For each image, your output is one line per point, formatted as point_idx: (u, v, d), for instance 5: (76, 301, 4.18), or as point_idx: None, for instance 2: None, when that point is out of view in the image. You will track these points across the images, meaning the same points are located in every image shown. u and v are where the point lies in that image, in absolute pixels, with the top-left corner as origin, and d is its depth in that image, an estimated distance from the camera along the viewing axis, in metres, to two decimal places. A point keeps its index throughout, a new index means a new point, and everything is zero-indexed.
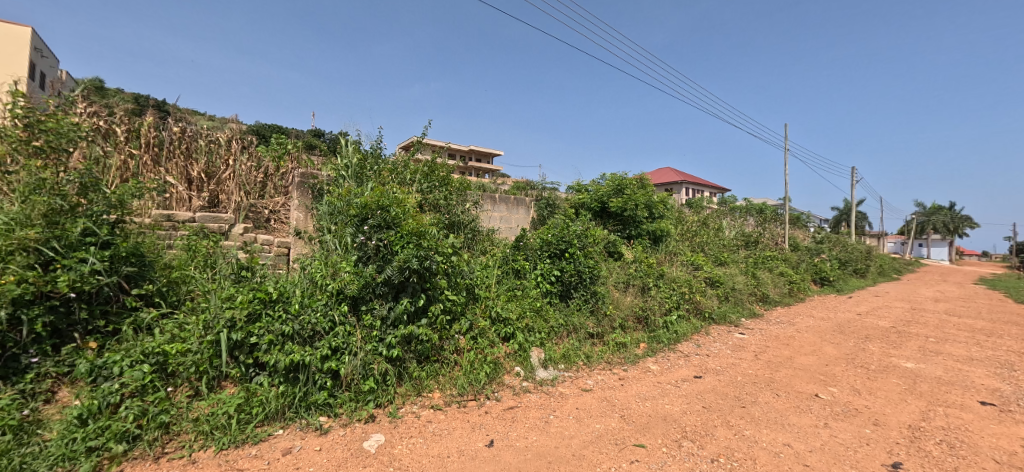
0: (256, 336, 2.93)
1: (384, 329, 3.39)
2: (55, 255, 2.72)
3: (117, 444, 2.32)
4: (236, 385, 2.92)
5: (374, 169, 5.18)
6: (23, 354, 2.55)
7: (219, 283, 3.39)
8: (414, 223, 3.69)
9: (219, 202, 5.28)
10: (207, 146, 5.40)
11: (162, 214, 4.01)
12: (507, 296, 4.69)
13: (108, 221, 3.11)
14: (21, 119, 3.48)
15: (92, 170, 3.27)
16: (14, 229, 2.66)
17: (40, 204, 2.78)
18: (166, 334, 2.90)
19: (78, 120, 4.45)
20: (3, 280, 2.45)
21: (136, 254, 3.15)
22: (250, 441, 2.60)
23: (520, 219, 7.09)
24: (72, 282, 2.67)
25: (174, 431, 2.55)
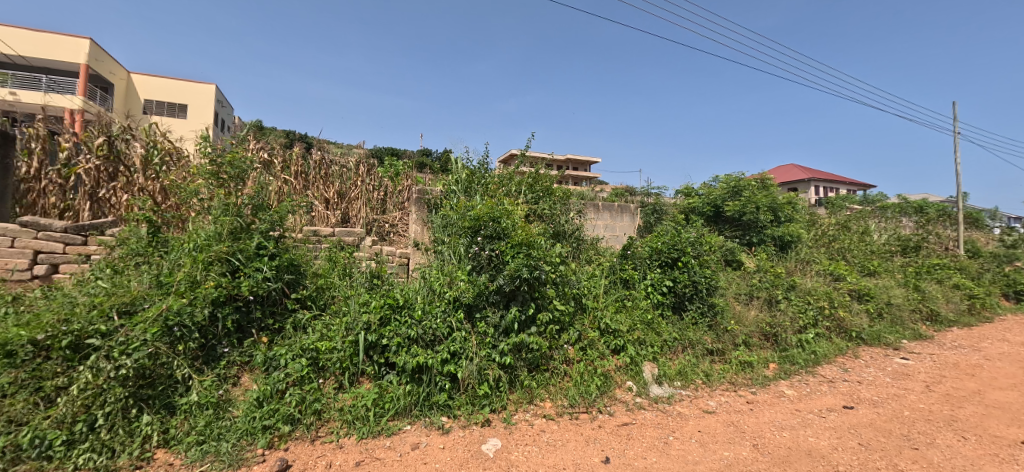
0: (388, 338, 3.26)
1: (496, 336, 3.52)
2: (239, 264, 3.34)
3: (284, 425, 2.73)
4: (370, 381, 3.25)
5: (482, 183, 5.44)
6: (219, 345, 3.11)
7: (357, 289, 3.82)
8: (523, 233, 3.80)
9: (351, 218, 6.02)
10: (341, 170, 6.19)
11: (310, 230, 4.67)
12: (615, 307, 4.54)
13: (273, 236, 3.73)
14: (215, 157, 4.38)
15: (262, 195, 3.96)
16: (212, 244, 3.33)
17: (228, 223, 3.45)
18: (317, 333, 3.33)
19: (250, 156, 5.45)
20: (207, 284, 3.07)
21: (293, 265, 3.73)
22: (384, 433, 2.87)
23: (625, 227, 6.85)
24: (250, 287, 3.25)
25: (324, 418, 2.91)
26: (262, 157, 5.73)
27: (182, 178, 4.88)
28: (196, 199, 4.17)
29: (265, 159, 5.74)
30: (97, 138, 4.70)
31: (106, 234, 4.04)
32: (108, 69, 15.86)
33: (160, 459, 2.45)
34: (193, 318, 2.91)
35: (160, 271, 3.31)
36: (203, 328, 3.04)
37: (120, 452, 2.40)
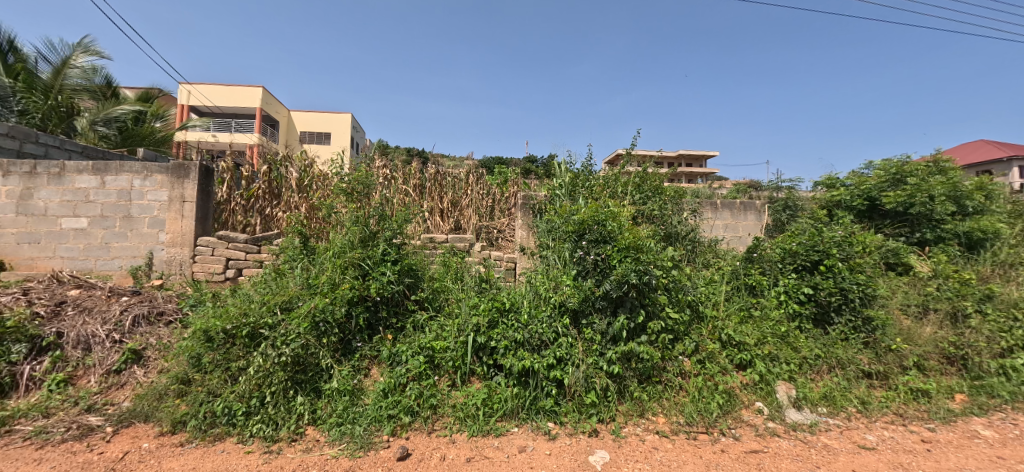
0: (496, 340, 3.36)
1: (604, 344, 3.40)
2: (368, 269, 3.75)
3: (406, 415, 2.98)
4: (480, 381, 3.38)
5: (586, 186, 5.34)
6: (353, 339, 3.53)
7: (467, 293, 4.03)
8: (631, 236, 3.62)
9: (462, 225, 6.41)
10: (453, 180, 6.62)
11: (427, 238, 5.08)
12: (740, 318, 4.06)
13: (395, 243, 4.14)
14: (350, 177, 5.05)
15: (386, 207, 4.43)
16: (348, 251, 3.81)
17: (359, 233, 3.93)
18: (433, 332, 3.57)
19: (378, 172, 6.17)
20: (344, 286, 3.53)
21: (413, 269, 4.08)
22: (493, 433, 2.95)
23: (749, 227, 6.12)
24: (378, 289, 3.63)
25: (440, 413, 3.10)
26: (387, 173, 6.44)
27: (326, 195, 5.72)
28: (335, 212, 4.83)
29: (390, 174, 6.44)
30: (265, 166, 5.79)
31: (272, 244, 4.89)
32: (275, 109, 19.42)
33: (309, 436, 2.84)
34: (333, 315, 3.34)
35: (309, 274, 3.90)
36: (340, 324, 3.46)
37: (281, 426, 2.84)
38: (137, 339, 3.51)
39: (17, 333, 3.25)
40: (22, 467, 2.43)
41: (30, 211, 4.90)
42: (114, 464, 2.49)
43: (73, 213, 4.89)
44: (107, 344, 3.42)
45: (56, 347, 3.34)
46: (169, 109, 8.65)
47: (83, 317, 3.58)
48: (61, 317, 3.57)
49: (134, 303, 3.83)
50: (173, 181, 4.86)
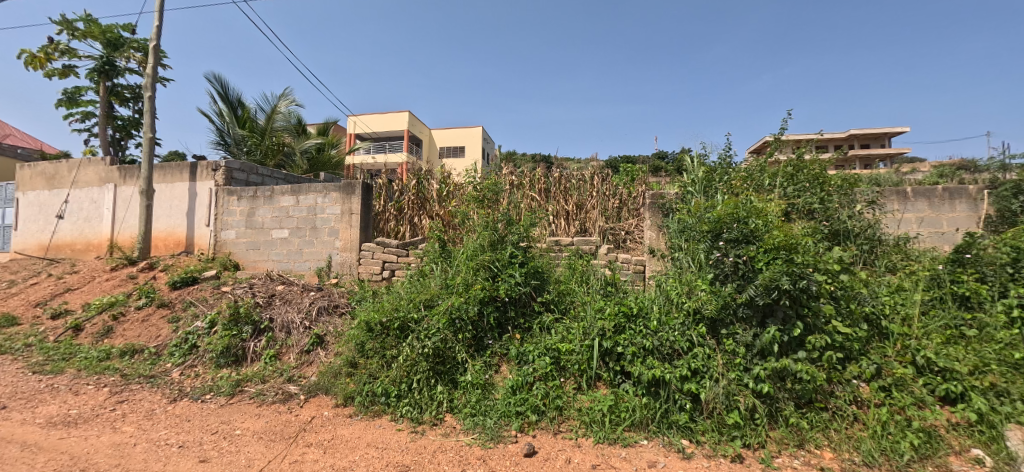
0: (622, 346, 3.24)
1: (749, 357, 3.01)
2: (497, 271, 3.97)
3: (532, 414, 3.06)
4: (607, 387, 3.29)
5: (724, 180, 4.82)
6: (485, 337, 3.74)
7: (593, 296, 3.97)
8: (782, 234, 3.14)
9: (587, 228, 6.37)
10: (577, 183, 6.61)
11: (552, 240, 5.17)
12: (945, 337, 3.17)
13: (521, 247, 4.30)
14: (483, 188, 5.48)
15: (512, 212, 4.66)
16: (479, 254, 4.11)
17: (488, 237, 4.21)
18: (559, 334, 3.60)
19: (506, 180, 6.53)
20: (476, 286, 3.80)
21: (538, 272, 4.20)
22: (620, 442, 2.84)
23: (959, 220, 4.76)
24: (506, 290, 3.82)
25: (565, 415, 3.11)
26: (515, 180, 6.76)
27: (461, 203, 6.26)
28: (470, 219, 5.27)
29: (517, 181, 6.75)
30: (413, 181, 6.65)
31: (417, 248, 5.53)
32: (419, 129, 22.02)
33: (447, 422, 3.11)
34: (467, 313, 3.61)
35: (447, 275, 4.30)
36: (474, 322, 3.72)
37: (425, 410, 3.19)
38: (320, 326, 4.33)
39: (247, 317, 4.31)
40: (249, 418, 3.20)
41: (254, 225, 6.46)
42: (305, 425, 3.10)
43: (280, 225, 6.28)
44: (301, 329, 4.29)
45: (269, 329, 4.33)
46: (341, 138, 10.50)
47: (286, 307, 4.56)
48: (272, 306, 4.61)
49: (319, 297, 4.74)
50: (344, 197, 5.88)
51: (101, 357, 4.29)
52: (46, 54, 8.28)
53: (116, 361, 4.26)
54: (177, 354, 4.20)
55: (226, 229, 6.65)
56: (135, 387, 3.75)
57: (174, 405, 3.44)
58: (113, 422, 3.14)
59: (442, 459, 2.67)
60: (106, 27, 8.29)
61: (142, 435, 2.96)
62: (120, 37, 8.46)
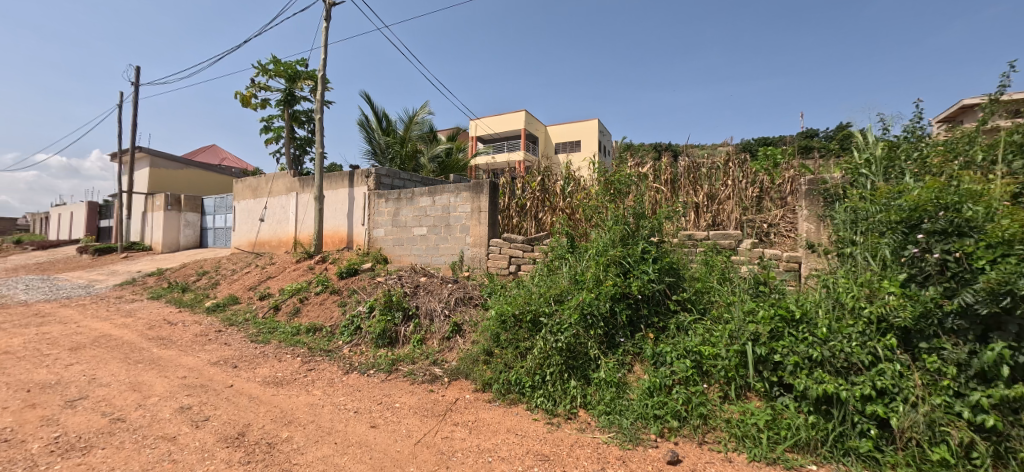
0: (780, 354, 2.85)
1: (961, 380, 2.40)
2: (629, 267, 3.86)
3: (673, 419, 2.88)
4: (760, 400, 2.93)
5: (913, 157, 3.92)
6: (617, 334, 3.63)
7: (740, 296, 3.57)
8: (1016, 224, 2.42)
9: (721, 220, 5.77)
10: (709, 171, 6.03)
11: (685, 234, 4.81)
12: None
13: (654, 242, 4.15)
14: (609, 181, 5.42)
15: (644, 205, 4.50)
16: (610, 249, 4.02)
17: (620, 231, 4.11)
18: (700, 336, 3.32)
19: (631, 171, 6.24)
20: (607, 282, 3.71)
21: (673, 268, 3.95)
22: (781, 464, 2.49)
23: None
24: (639, 286, 3.68)
25: (711, 424, 2.85)
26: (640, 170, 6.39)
27: (585, 198, 6.22)
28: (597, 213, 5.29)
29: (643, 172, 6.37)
30: (538, 178, 6.87)
31: (542, 244, 5.65)
32: (534, 127, 22.49)
33: (581, 417, 3.11)
34: (598, 309, 3.55)
35: (576, 270, 4.30)
36: (606, 318, 3.63)
37: (559, 403, 3.24)
38: (458, 315, 4.72)
39: (398, 305, 4.91)
40: (405, 394, 3.63)
41: (398, 224, 7.31)
42: (451, 405, 3.40)
43: (419, 223, 7.00)
44: (442, 317, 4.72)
45: (416, 315, 4.86)
46: (467, 141, 11.26)
47: (428, 296, 5.07)
48: (417, 295, 5.17)
49: (456, 289, 5.17)
50: (475, 196, 6.29)
51: (294, 332, 5.32)
52: (250, 91, 10.54)
53: (304, 336, 5.23)
54: (346, 333, 4.98)
55: (377, 227, 7.65)
56: (319, 358, 4.55)
57: (347, 376, 4.08)
58: (306, 386, 3.86)
59: (580, 454, 2.67)
60: (288, 65, 10.21)
61: (327, 399, 3.57)
62: (297, 71, 10.34)
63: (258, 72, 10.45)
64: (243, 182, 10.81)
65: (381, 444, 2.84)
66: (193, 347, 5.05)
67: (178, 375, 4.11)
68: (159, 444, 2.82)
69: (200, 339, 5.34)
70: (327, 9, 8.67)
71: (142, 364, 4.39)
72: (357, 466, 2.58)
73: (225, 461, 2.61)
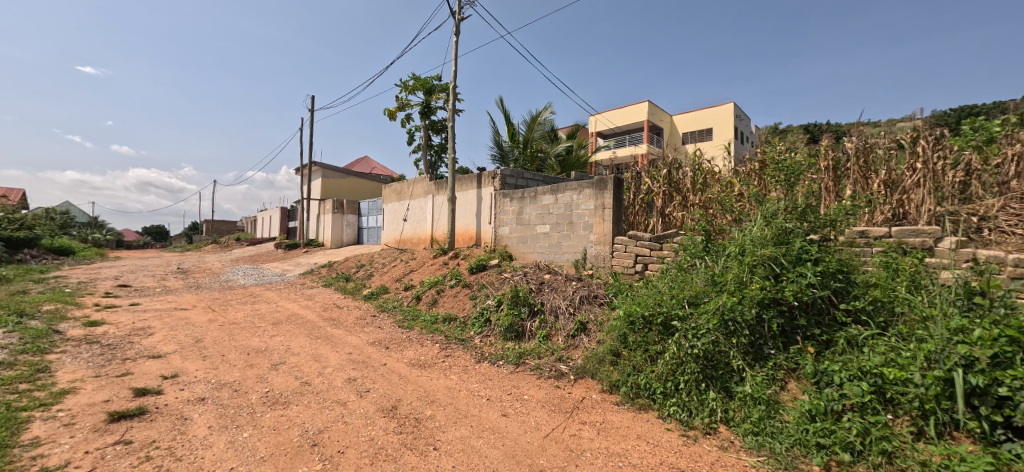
0: (1009, 387, 2.19)
1: None
2: (781, 269, 3.37)
3: (843, 452, 2.41)
4: (977, 444, 2.29)
5: None
6: (766, 345, 3.19)
7: (943, 308, 2.84)
8: None
9: (905, 213, 4.69)
10: (888, 152, 4.93)
11: (856, 231, 4.02)
12: None
13: (814, 240, 3.59)
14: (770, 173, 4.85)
15: (809, 199, 3.92)
16: (758, 248, 3.57)
17: (777, 227, 3.64)
18: (881, 355, 2.73)
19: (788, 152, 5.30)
20: (753, 286, 3.30)
21: (842, 271, 3.32)
22: None
23: None
24: (795, 292, 3.18)
25: (899, 465, 2.31)
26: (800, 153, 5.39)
27: (732, 190, 5.58)
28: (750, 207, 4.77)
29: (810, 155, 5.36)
30: (664, 170, 6.42)
31: (673, 241, 5.27)
32: (659, 118, 21.13)
33: (723, 434, 2.82)
34: (743, 316, 3.17)
35: (714, 271, 3.91)
36: (752, 327, 3.22)
37: (695, 415, 2.99)
38: (583, 313, 4.71)
39: (525, 300, 5.11)
40: (532, 387, 3.75)
41: (523, 222, 7.58)
42: (578, 403, 3.40)
43: (543, 221, 7.15)
44: (567, 315, 4.76)
45: (541, 311, 4.99)
46: (588, 138, 11.13)
47: (553, 294, 5.17)
48: (543, 292, 5.30)
49: (580, 287, 5.17)
50: (598, 192, 6.19)
51: (432, 320, 5.92)
52: (396, 107, 12.04)
53: (441, 324, 5.77)
54: (477, 324, 5.34)
55: (503, 225, 8.04)
56: (454, 346, 4.98)
57: (479, 365, 4.39)
58: (444, 370, 4.26)
59: None
60: (424, 80, 11.37)
61: (463, 384, 3.89)
62: (432, 85, 11.45)
63: (401, 89, 11.86)
64: (390, 187, 12.39)
65: (512, 432, 2.98)
66: (355, 328, 5.98)
67: (346, 351, 4.91)
68: (335, 407, 3.40)
69: (360, 322, 6.29)
70: (457, 24, 9.41)
71: (321, 340, 5.35)
72: (491, 451, 2.74)
73: (383, 429, 3.02)
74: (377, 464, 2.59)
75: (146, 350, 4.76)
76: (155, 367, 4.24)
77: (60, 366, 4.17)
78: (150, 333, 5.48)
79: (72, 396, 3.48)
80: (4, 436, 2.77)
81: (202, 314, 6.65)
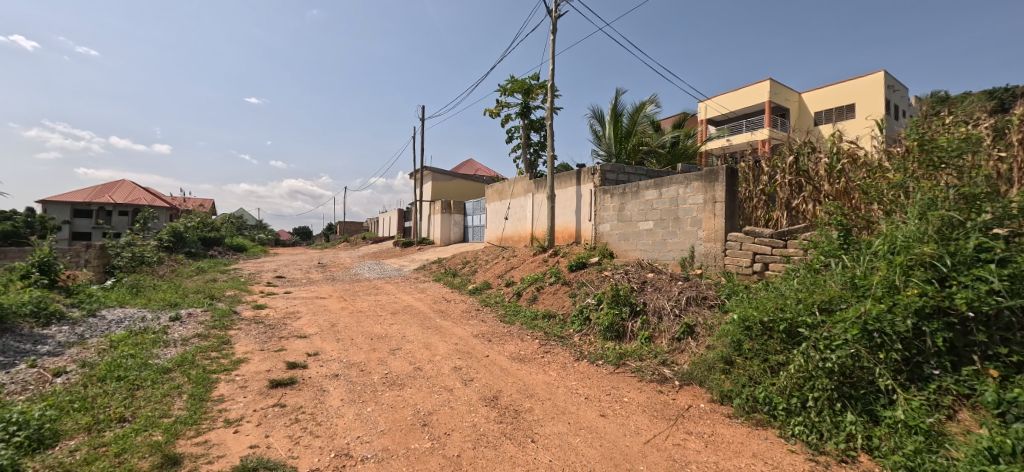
0: None
1: None
2: (949, 271, 2.74)
3: None
4: None
5: None
6: (926, 364, 2.63)
7: None
8: None
9: None
10: None
11: None
12: None
13: (1001, 234, 2.86)
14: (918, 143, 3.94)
15: (988, 183, 3.15)
16: (914, 246, 2.96)
17: (936, 220, 3.00)
18: None
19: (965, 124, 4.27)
20: (909, 292, 2.72)
21: None
22: None
23: None
24: (970, 300, 2.54)
25: None
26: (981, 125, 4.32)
27: (879, 175, 4.68)
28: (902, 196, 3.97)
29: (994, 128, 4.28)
30: (789, 157, 5.64)
31: (801, 238, 4.62)
32: (783, 97, 18.59)
33: (864, 465, 2.41)
34: (894, 327, 2.63)
35: (854, 273, 3.33)
36: (907, 340, 2.66)
37: (827, 438, 2.60)
38: (690, 316, 4.39)
39: (626, 299, 4.94)
40: (633, 390, 3.61)
41: (624, 219, 7.33)
42: (683, 411, 3.19)
43: (645, 217, 6.83)
44: (671, 316, 4.49)
45: (644, 312, 4.78)
46: (696, 127, 10.27)
47: (657, 294, 4.91)
48: (645, 292, 5.07)
49: (687, 287, 4.84)
50: (707, 185, 5.71)
51: (533, 317, 6.04)
52: (496, 110, 12.51)
53: (541, 321, 5.87)
54: (577, 322, 5.32)
55: (603, 222, 7.85)
56: (553, 343, 5.03)
57: (578, 363, 4.37)
58: (543, 366, 4.33)
59: None
60: (522, 81, 11.61)
61: (561, 381, 3.91)
62: (530, 85, 11.65)
63: (500, 92, 12.28)
64: (492, 187, 12.92)
65: (610, 434, 2.91)
66: (461, 320, 6.39)
67: (452, 342, 5.28)
68: (442, 392, 3.68)
69: (466, 315, 6.71)
70: (553, 21, 9.43)
71: (431, 330, 5.82)
72: (589, 450, 2.71)
73: (484, 417, 3.18)
74: (479, 449, 2.75)
75: (295, 331, 5.70)
76: (301, 345, 5.06)
77: (237, 340, 5.22)
78: (298, 317, 6.53)
79: (245, 364, 4.33)
80: (201, 391, 3.56)
81: (336, 303, 7.71)
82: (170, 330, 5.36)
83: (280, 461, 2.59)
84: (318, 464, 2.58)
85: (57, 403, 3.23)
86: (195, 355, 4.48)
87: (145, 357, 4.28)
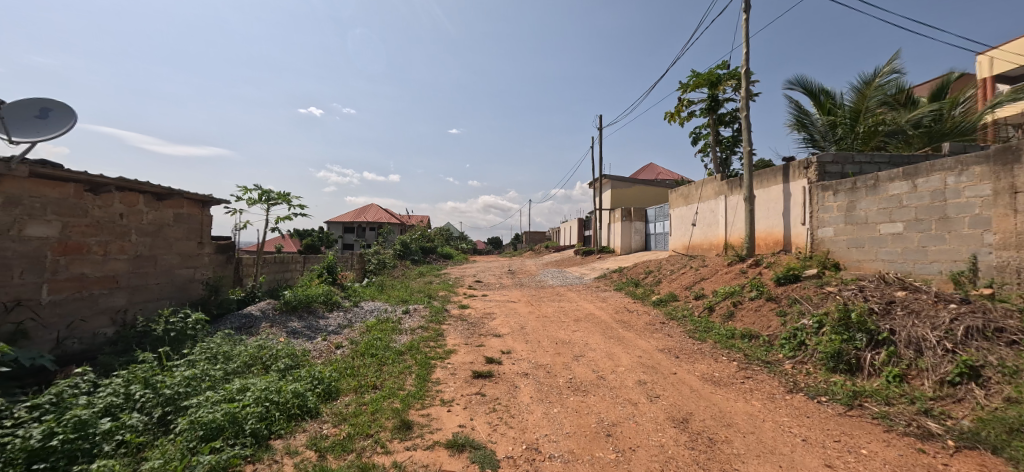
0: None
1: None
2: None
3: None
4: None
5: None
6: None
7: None
8: None
9: None
10: None
11: None
12: None
13: None
14: None
15: None
16: None
17: None
18: None
19: None
20: None
21: None
22: None
23: None
24: None
25: None
26: None
27: None
28: None
29: None
30: None
31: None
32: None
33: None
34: None
35: None
36: None
37: None
38: (973, 354, 3.19)
39: (860, 325, 3.91)
40: (876, 441, 2.82)
41: (856, 221, 5.83)
42: None
43: (891, 218, 5.29)
44: (939, 351, 3.35)
45: (890, 342, 3.69)
46: (974, 90, 7.45)
47: (913, 319, 3.74)
48: (893, 316, 3.92)
49: (965, 313, 3.56)
50: (999, 170, 4.08)
51: (729, 335, 5.34)
52: (677, 109, 11.70)
53: (739, 341, 5.14)
54: (788, 347, 4.46)
55: (824, 226, 6.42)
56: (756, 368, 4.33)
57: (791, 396, 3.65)
58: (744, 393, 3.78)
59: None
60: (707, 73, 10.56)
61: (768, 414, 3.34)
62: (719, 76, 10.49)
63: (682, 89, 11.44)
64: (677, 191, 12.06)
65: None
66: (645, 333, 6.14)
67: (636, 354, 5.11)
68: (627, 405, 3.60)
69: (649, 327, 6.40)
70: None
71: (613, 340, 5.77)
72: None
73: (673, 439, 2.98)
74: None
75: (491, 330, 6.45)
76: (496, 343, 5.69)
77: (447, 333, 6.22)
78: (494, 318, 7.36)
79: (454, 355, 5.13)
80: (424, 373, 4.38)
81: (524, 307, 8.40)
82: (402, 321, 6.77)
83: (482, 443, 2.98)
84: (512, 453, 2.85)
85: (338, 368, 4.46)
86: (419, 343, 5.54)
87: (388, 341, 5.52)
